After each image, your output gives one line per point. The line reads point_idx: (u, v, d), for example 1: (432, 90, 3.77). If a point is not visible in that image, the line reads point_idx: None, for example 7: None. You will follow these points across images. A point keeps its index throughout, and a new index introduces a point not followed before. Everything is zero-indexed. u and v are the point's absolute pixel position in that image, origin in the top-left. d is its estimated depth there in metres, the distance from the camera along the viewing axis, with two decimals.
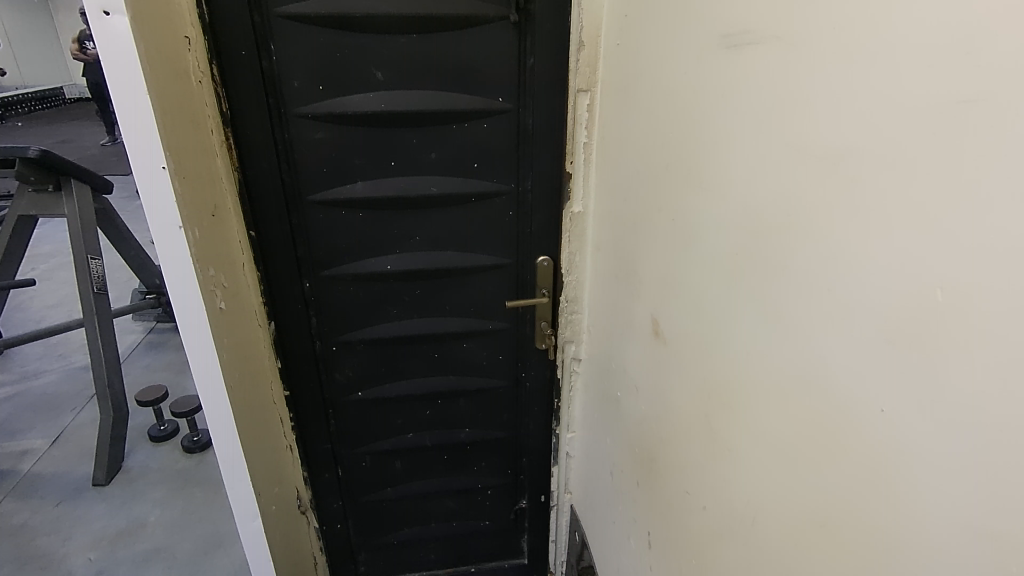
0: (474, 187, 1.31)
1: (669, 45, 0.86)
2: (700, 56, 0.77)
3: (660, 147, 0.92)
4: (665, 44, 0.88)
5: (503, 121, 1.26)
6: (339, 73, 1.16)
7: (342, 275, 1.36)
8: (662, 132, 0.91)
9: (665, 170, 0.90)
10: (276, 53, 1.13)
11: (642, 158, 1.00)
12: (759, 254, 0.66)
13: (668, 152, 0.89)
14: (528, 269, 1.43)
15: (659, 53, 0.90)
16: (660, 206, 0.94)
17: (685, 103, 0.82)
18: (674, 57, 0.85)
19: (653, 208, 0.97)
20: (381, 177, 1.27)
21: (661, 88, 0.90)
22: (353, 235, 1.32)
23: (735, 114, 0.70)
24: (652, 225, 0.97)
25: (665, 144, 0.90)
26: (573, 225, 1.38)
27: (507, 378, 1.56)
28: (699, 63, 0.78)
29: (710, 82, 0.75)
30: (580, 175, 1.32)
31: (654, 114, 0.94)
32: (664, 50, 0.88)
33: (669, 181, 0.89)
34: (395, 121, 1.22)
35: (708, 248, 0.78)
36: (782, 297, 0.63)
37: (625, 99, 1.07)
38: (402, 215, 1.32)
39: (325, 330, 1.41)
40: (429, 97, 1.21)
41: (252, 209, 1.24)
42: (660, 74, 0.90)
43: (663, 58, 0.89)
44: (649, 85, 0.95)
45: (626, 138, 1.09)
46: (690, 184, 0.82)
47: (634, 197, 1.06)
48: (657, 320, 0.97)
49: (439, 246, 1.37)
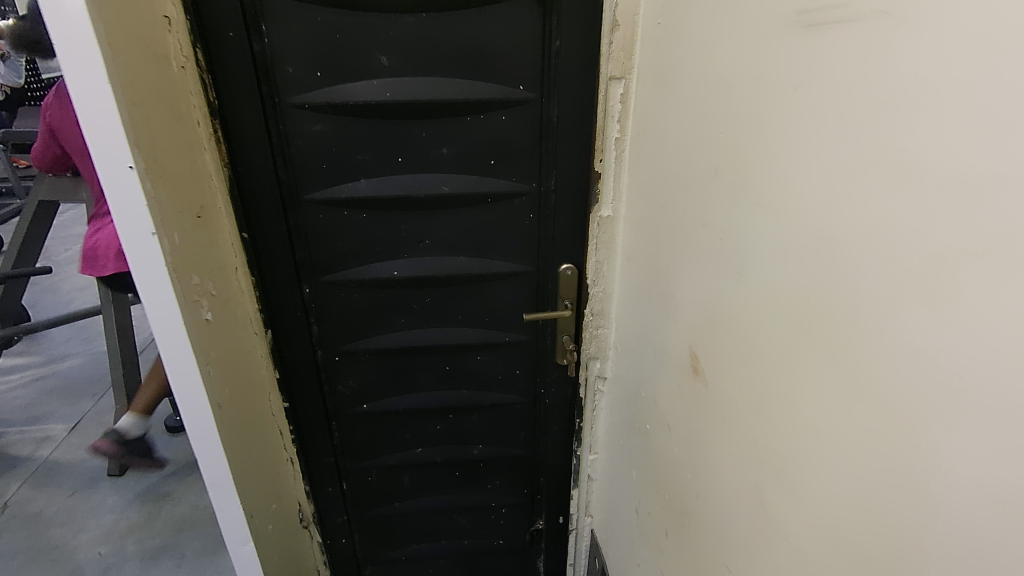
0: (490, 187, 1.17)
1: (727, 24, 0.69)
2: (769, 37, 0.60)
3: (710, 151, 0.75)
4: (718, 23, 0.71)
5: (524, 113, 1.11)
6: (339, 59, 1.03)
7: (345, 282, 1.24)
8: (710, 133, 0.75)
9: (714, 180, 0.74)
10: (269, 36, 1.00)
11: (684, 160, 0.85)
12: (852, 300, 0.51)
13: (721, 157, 0.72)
14: (550, 278, 1.27)
15: (711, 35, 0.73)
16: (705, 224, 0.78)
17: (743, 100, 0.66)
18: (732, 42, 0.68)
19: (696, 222, 0.81)
20: (386, 175, 1.14)
21: (711, 77, 0.74)
22: (356, 238, 1.20)
23: (822, 115, 0.53)
24: (696, 244, 0.81)
25: (716, 147, 0.74)
26: (602, 232, 1.20)
27: (524, 394, 1.43)
28: (766, 46, 0.61)
29: (786, 69, 0.57)
30: (610, 175, 1.15)
31: (704, 112, 0.77)
32: (718, 31, 0.71)
33: (717, 195, 0.74)
34: (402, 112, 1.09)
35: (771, 282, 0.62)
36: (888, 364, 0.47)
37: (666, 93, 0.91)
38: (409, 217, 1.19)
39: (327, 338, 1.30)
40: (440, 87, 1.07)
41: (245, 209, 1.13)
42: (713, 62, 0.73)
43: (717, 40, 0.72)
44: (699, 73, 0.78)
45: (664, 136, 0.93)
46: (747, 199, 0.66)
47: (671, 211, 0.91)
48: (695, 354, 0.82)
49: (452, 252, 1.24)
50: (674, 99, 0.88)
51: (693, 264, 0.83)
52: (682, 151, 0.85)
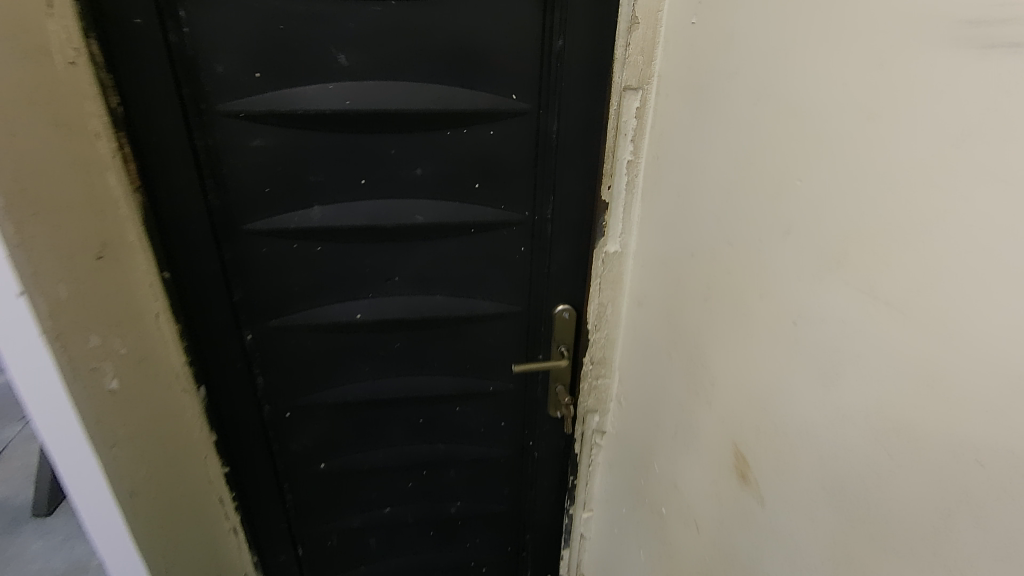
0: (474, 216, 0.97)
1: (819, 31, 0.49)
2: (912, 57, 0.41)
3: (777, 201, 0.56)
4: (803, 29, 0.51)
5: (517, 126, 0.91)
6: (283, 56, 0.81)
7: (296, 326, 1.02)
8: (778, 177, 0.55)
9: (786, 241, 0.55)
10: (190, 24, 0.77)
11: (726, 204, 0.66)
12: None
13: (801, 212, 0.53)
14: (543, 320, 1.08)
15: (786, 44, 0.54)
16: (765, 296, 0.59)
17: (849, 142, 0.47)
18: (834, 56, 0.48)
19: (748, 289, 0.62)
20: (346, 200, 0.92)
21: (776, 103, 0.55)
22: (309, 275, 0.98)
23: (1015, 183, 0.34)
24: (749, 317, 0.62)
25: (789, 198, 0.54)
26: (607, 269, 0.99)
27: (510, 447, 1.24)
28: (900, 69, 0.42)
29: (941, 106, 0.39)
30: (620, 205, 0.94)
31: (767, 147, 0.57)
32: (798, 41, 0.52)
33: (791, 262, 0.54)
34: (366, 125, 0.87)
35: (902, 408, 0.43)
36: None
37: (701, 114, 0.71)
38: (376, 250, 0.98)
39: (275, 391, 1.08)
40: (413, 94, 0.86)
41: (165, 242, 0.90)
42: (790, 82, 0.53)
43: (795, 53, 0.52)
44: (759, 95, 0.58)
45: (694, 166, 0.74)
46: (852, 282, 0.47)
47: (704, 263, 0.72)
48: (744, 455, 0.65)
49: (428, 290, 1.03)
50: (712, 124, 0.68)
51: (742, 342, 0.63)
52: (725, 191, 0.66)
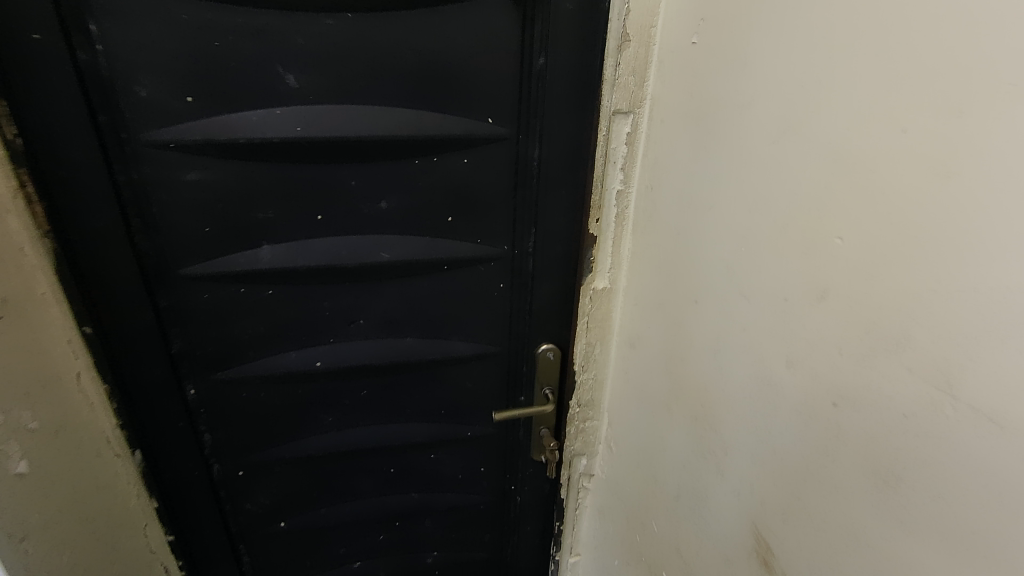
0: (447, 251, 0.87)
1: (866, 64, 0.41)
2: (1005, 108, 0.33)
3: (808, 260, 0.48)
4: (844, 61, 0.43)
5: (493, 153, 0.81)
6: (219, 77, 0.69)
7: (247, 378, 0.90)
8: (812, 233, 0.47)
9: (819, 308, 0.47)
10: (105, 41, 0.65)
11: (739, 253, 0.57)
12: None
13: (840, 276, 0.44)
14: (525, 360, 0.98)
15: (820, 77, 0.45)
16: (793, 367, 0.50)
17: (910, 201, 0.38)
18: (890, 97, 0.39)
19: (771, 355, 0.53)
20: (300, 238, 0.81)
21: (808, 144, 0.47)
22: (260, 322, 0.86)
23: None
24: (773, 388, 0.53)
25: (824, 258, 0.46)
26: (595, 307, 0.90)
27: (491, 493, 1.14)
28: (987, 122, 0.34)
29: None
30: (609, 238, 0.85)
31: (795, 196, 0.49)
32: (836, 75, 0.44)
33: (827, 334, 0.46)
34: (321, 154, 0.76)
35: (993, 537, 0.35)
36: None
37: (705, 147, 0.63)
38: (336, 291, 0.87)
39: (226, 448, 0.96)
40: (376, 120, 0.75)
41: (85, 292, 0.77)
42: (824, 122, 0.45)
43: (831, 89, 0.44)
44: (784, 133, 0.50)
45: (696, 205, 0.66)
46: (919, 372, 0.38)
47: (711, 314, 0.64)
48: (771, 544, 0.56)
49: (396, 333, 0.93)
50: (720, 160, 0.60)
51: (764, 414, 0.55)
52: (738, 238, 0.57)
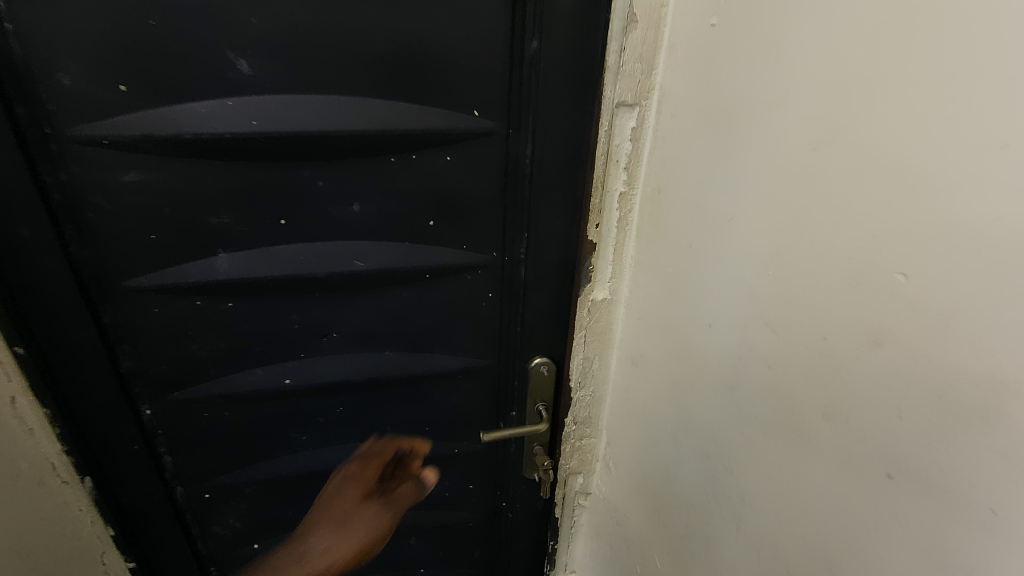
0: (428, 259, 0.77)
1: (951, 59, 0.33)
2: None
3: (859, 295, 0.39)
4: (916, 54, 0.35)
5: (480, 150, 0.72)
6: (157, 62, 0.59)
7: (207, 398, 0.82)
8: (864, 267, 0.39)
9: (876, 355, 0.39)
10: (18, 20, 0.55)
11: (764, 279, 0.49)
12: None
13: (906, 320, 0.36)
14: (516, 374, 0.90)
15: (880, 74, 0.37)
16: (835, 419, 0.42)
17: (1009, 236, 0.30)
18: (985, 110, 0.31)
19: (803, 404, 0.45)
20: (261, 246, 0.72)
21: (862, 160, 0.39)
22: (221, 337, 0.77)
23: None
24: (806, 441, 0.45)
25: (883, 295, 0.38)
26: (593, 319, 0.82)
27: (480, 511, 1.07)
28: None
29: None
30: (610, 245, 0.76)
31: (841, 221, 0.41)
32: (906, 76, 0.35)
33: (886, 388, 0.38)
34: (282, 152, 0.67)
35: None
36: None
37: (722, 149, 0.54)
38: (305, 303, 0.78)
39: (189, 470, 0.88)
40: (344, 112, 0.65)
41: (16, 308, 0.68)
42: (887, 129, 0.37)
43: (897, 89, 0.36)
44: (828, 140, 0.41)
45: (711, 216, 0.57)
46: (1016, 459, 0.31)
47: (728, 342, 0.55)
48: None
49: (374, 346, 0.84)
50: (742, 167, 0.51)
51: (796, 466, 0.47)
52: (764, 260, 0.49)
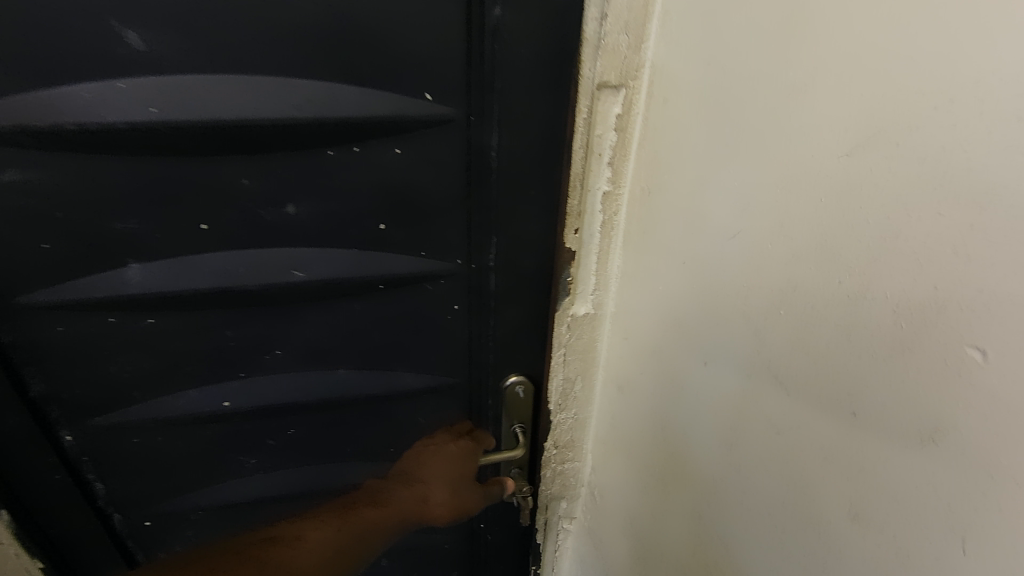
0: (380, 268, 0.66)
1: None
2: None
3: (902, 361, 0.29)
4: (1017, 22, 0.23)
5: (436, 142, 0.60)
6: (24, 36, 0.48)
7: (136, 421, 0.72)
8: (913, 334, 0.28)
9: (925, 446, 0.28)
10: None
11: (769, 323, 0.38)
12: None
13: (977, 415, 0.26)
14: (489, 394, 0.80)
15: (955, 53, 0.25)
16: (866, 520, 0.32)
17: None
18: None
19: (822, 492, 0.35)
20: (179, 255, 0.61)
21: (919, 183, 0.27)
22: (144, 356, 0.68)
23: None
24: (826, 538, 0.36)
25: (936, 367, 0.27)
26: (574, 336, 0.72)
27: (456, 534, 0.97)
28: None
29: None
30: (592, 253, 0.65)
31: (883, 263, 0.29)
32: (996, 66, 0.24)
33: (945, 499, 0.28)
34: (194, 145, 0.56)
35: None
36: None
37: (723, 146, 0.43)
38: (240, 318, 0.68)
39: (124, 498, 0.79)
40: (266, 96, 0.54)
41: None
42: (961, 133, 0.25)
43: (980, 80, 0.24)
44: (867, 143, 0.30)
45: (709, 229, 0.46)
46: None
47: (725, 388, 0.45)
48: None
49: (325, 364, 0.74)
50: (747, 170, 0.40)
51: (816, 563, 0.37)
52: (767, 294, 0.38)
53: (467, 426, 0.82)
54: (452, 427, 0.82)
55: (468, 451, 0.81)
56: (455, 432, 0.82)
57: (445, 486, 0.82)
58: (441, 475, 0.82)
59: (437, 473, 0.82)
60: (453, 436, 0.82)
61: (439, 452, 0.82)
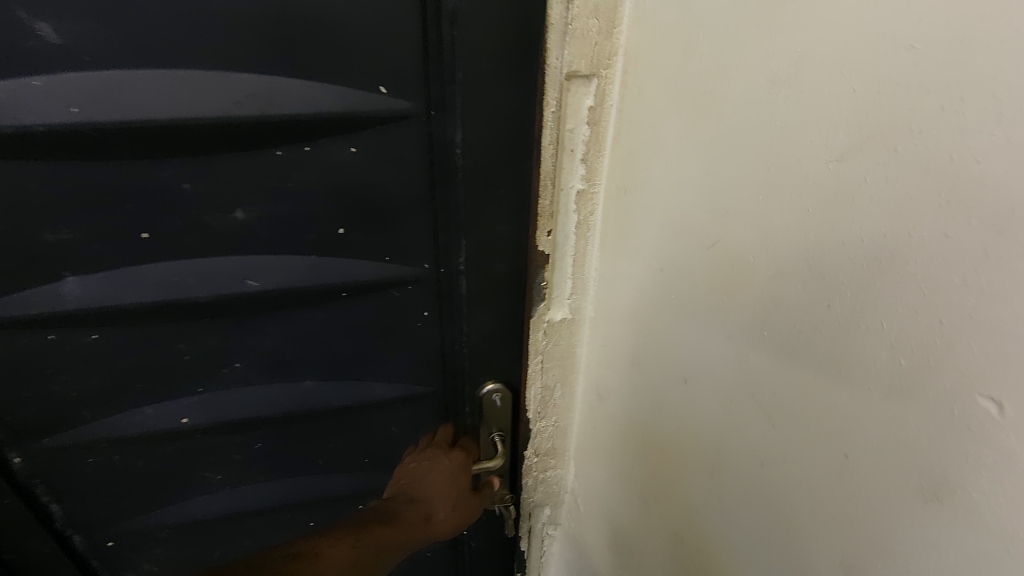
0: (342, 275, 0.62)
1: None
2: None
3: (898, 404, 0.25)
4: None
5: (394, 138, 0.55)
6: None
7: (88, 441, 0.68)
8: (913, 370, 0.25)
9: (923, 504, 0.25)
10: None
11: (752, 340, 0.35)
12: None
13: (988, 475, 0.22)
14: (466, 401, 0.76)
15: (966, 42, 0.21)
16: (857, 572, 0.29)
17: None
18: None
19: (809, 532, 0.32)
20: (119, 266, 0.57)
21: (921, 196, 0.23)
22: (92, 373, 0.63)
23: None
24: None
25: (936, 413, 0.24)
26: (551, 344, 0.67)
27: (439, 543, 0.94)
28: None
29: None
30: (567, 255, 0.61)
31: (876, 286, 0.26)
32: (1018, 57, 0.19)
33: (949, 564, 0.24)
34: (126, 147, 0.51)
35: None
36: None
37: (700, 144, 0.38)
38: (193, 331, 0.63)
39: (84, 519, 0.75)
40: (201, 91, 0.49)
41: None
42: (974, 140, 0.21)
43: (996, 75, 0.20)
44: (859, 147, 0.26)
45: (686, 236, 0.42)
46: None
47: (706, 410, 0.41)
48: None
49: (289, 376, 0.69)
50: (725, 172, 0.36)
51: None
52: (750, 312, 0.35)
53: (457, 430, 0.78)
54: (435, 437, 0.78)
55: (461, 464, 0.76)
56: (443, 445, 0.77)
57: (447, 501, 0.76)
58: (441, 490, 0.76)
59: (438, 490, 0.76)
60: (443, 449, 0.77)
61: (434, 466, 0.77)
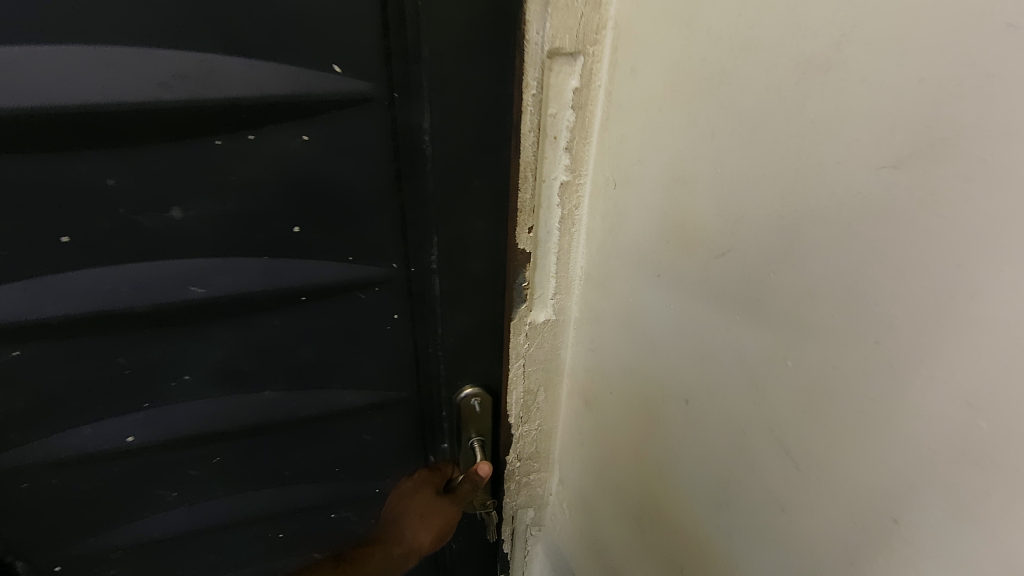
0: (299, 278, 0.55)
1: None
2: None
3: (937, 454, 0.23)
4: None
5: (352, 126, 0.48)
6: None
7: (21, 464, 0.61)
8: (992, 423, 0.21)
9: (964, 571, 0.22)
10: None
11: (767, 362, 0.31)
12: None
13: None
14: (442, 407, 0.70)
15: None
16: None
17: None
18: None
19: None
20: (37, 275, 0.49)
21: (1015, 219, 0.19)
22: (18, 392, 0.56)
23: None
24: None
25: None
26: (533, 346, 0.64)
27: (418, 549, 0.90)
28: None
29: None
30: (551, 249, 0.57)
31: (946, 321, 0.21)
32: None
33: None
34: (34, 139, 0.43)
35: None
36: None
37: (703, 139, 0.34)
38: (133, 343, 0.56)
39: (25, 544, 0.69)
40: (120, 73, 0.41)
41: None
42: None
43: None
44: (927, 152, 0.21)
45: (682, 240, 0.37)
46: None
47: (707, 429, 0.37)
48: None
49: (246, 387, 0.63)
50: (732, 173, 0.31)
51: None
52: (756, 336, 0.31)
53: (434, 433, 0.74)
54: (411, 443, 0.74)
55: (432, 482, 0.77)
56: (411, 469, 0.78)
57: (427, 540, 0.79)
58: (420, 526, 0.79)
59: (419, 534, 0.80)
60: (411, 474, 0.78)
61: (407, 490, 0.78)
